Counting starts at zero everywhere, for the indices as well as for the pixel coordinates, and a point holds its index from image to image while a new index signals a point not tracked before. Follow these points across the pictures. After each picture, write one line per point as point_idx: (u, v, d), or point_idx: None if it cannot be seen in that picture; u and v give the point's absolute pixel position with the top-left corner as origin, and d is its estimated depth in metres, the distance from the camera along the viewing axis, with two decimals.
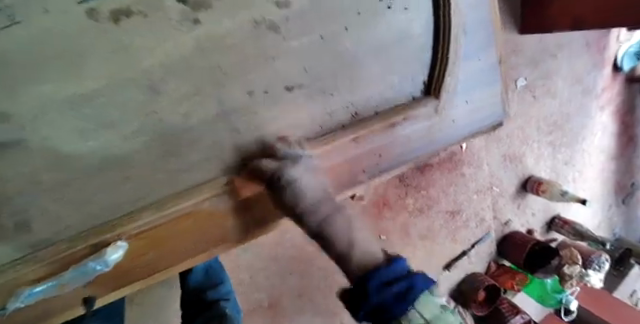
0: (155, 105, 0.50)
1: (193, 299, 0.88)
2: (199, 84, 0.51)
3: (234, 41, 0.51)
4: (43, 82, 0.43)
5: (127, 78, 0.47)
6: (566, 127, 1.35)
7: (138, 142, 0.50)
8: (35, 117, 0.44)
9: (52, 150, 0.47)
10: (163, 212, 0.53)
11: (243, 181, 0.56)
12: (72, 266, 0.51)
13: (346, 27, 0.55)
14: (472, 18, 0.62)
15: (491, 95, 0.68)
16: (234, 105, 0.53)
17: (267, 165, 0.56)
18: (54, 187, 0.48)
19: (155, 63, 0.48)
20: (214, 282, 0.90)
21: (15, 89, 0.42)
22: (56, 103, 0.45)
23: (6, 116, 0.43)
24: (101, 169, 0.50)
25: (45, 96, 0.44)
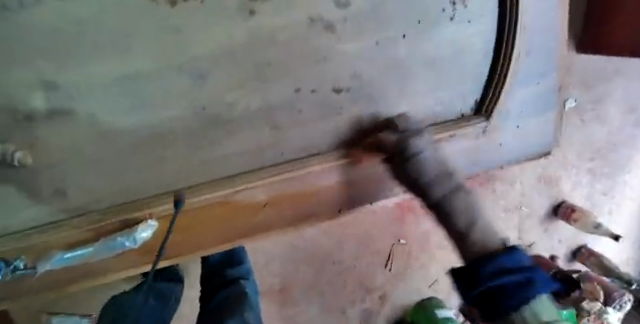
0: (200, 93, 0.49)
1: (211, 274, 0.90)
2: (246, 76, 0.50)
3: (287, 37, 0.49)
4: (92, 57, 0.44)
5: (176, 62, 0.47)
6: (610, 157, 1.28)
7: (178, 126, 0.50)
8: (81, 91, 0.45)
9: (94, 124, 0.47)
10: (196, 198, 0.53)
11: (277, 178, 0.55)
12: (102, 239, 0.53)
13: (404, 35, 0.53)
14: (537, 41, 0.59)
15: (543, 123, 0.64)
16: (278, 101, 0.52)
17: (303, 164, 0.56)
18: (92, 160, 0.49)
19: (205, 50, 0.47)
20: (233, 261, 0.91)
21: (65, 61, 0.43)
22: (102, 80, 0.45)
23: (54, 85, 0.43)
24: (139, 148, 0.50)
25: (93, 71, 0.44)
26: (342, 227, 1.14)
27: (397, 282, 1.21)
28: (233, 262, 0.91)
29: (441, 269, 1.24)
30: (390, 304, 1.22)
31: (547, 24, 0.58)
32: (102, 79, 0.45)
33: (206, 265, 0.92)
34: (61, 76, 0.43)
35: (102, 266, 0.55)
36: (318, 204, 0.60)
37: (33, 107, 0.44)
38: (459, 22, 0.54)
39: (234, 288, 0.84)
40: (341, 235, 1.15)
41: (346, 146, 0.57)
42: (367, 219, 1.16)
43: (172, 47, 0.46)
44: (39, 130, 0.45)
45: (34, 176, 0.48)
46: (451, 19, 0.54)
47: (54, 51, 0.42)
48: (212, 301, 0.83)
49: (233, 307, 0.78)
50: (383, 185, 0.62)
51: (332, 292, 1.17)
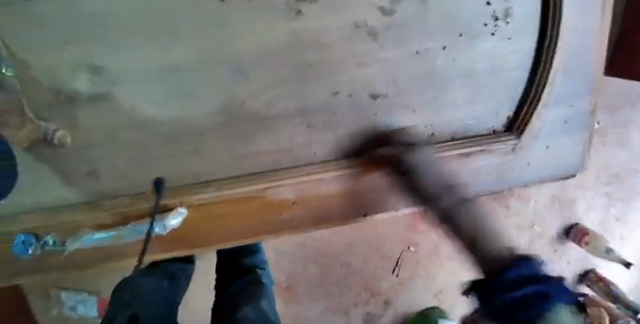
0: (240, 88, 0.50)
1: (227, 259, 0.93)
2: (286, 76, 0.50)
3: (329, 40, 0.50)
4: (135, 44, 0.45)
5: (218, 57, 0.48)
6: (628, 182, 1.27)
7: (215, 119, 0.51)
8: (123, 76, 0.47)
9: (134, 110, 0.49)
10: (225, 191, 0.54)
11: (305, 177, 0.56)
12: (131, 223, 0.53)
13: (444, 47, 0.53)
14: (576, 63, 0.58)
15: (571, 145, 0.64)
16: (315, 102, 0.53)
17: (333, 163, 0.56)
18: (129, 145, 0.51)
19: (249, 47, 0.48)
20: (250, 250, 0.95)
21: (111, 45, 0.45)
22: (143, 68, 0.47)
23: (98, 69, 0.46)
24: (175, 137, 0.51)
25: (135, 58, 0.46)
26: (353, 229, 1.15)
27: (402, 289, 1.21)
28: (249, 252, 0.94)
29: (447, 280, 1.23)
30: (393, 310, 1.22)
31: (586, 47, 0.58)
32: (145, 66, 0.47)
33: (222, 254, 0.94)
34: (106, 62, 0.45)
35: (128, 251, 0.56)
36: (345, 209, 0.59)
37: (75, 88, 0.46)
38: (498, 38, 0.54)
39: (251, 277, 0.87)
40: (351, 237, 1.16)
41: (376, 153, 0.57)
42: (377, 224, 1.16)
43: (216, 43, 0.47)
44: (80, 110, 0.48)
45: (72, 154, 0.50)
46: (491, 34, 0.54)
47: (100, 34, 0.44)
48: (228, 289, 0.85)
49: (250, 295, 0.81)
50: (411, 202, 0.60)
51: (337, 293, 1.18)
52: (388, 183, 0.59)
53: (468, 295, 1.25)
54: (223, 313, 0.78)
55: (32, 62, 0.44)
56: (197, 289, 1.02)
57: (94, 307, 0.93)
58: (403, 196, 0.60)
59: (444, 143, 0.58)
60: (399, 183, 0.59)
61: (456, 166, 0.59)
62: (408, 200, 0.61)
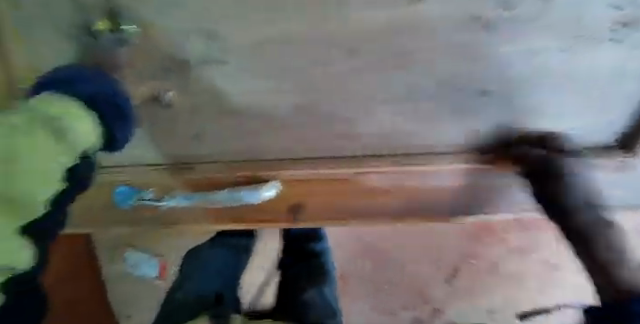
0: (344, 69, 0.50)
1: (293, 243, 0.95)
2: (391, 62, 0.49)
3: (441, 30, 0.46)
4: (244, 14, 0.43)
5: (326, 36, 0.46)
6: None
7: (315, 96, 0.52)
8: (229, 45, 0.46)
9: (236, 78, 0.50)
10: (320, 169, 0.60)
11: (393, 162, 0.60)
12: (229, 187, 0.58)
13: (563, 50, 0.49)
14: None
15: None
16: (416, 90, 0.52)
17: (422, 153, 0.60)
18: (230, 111, 0.53)
19: (356, 28, 0.45)
20: (315, 236, 0.95)
21: (216, 16, 0.43)
22: (249, 39, 0.46)
23: (215, 34, 0.45)
24: (275, 110, 0.54)
25: (238, 29, 0.44)
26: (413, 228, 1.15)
27: (455, 301, 1.15)
28: (313, 239, 0.94)
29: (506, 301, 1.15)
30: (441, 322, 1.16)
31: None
32: (255, 39, 0.46)
33: (288, 235, 0.97)
34: (216, 29, 0.45)
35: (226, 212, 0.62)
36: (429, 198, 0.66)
37: (185, 52, 0.47)
38: (621, 47, 0.48)
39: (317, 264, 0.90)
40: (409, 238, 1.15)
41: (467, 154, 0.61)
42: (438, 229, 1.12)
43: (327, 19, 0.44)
44: (189, 73, 0.50)
45: (178, 114, 0.53)
46: (609, 41, 0.48)
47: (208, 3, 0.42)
48: (290, 270, 0.90)
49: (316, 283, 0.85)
50: (487, 200, 0.68)
51: (387, 295, 1.14)
52: (477, 179, 0.65)
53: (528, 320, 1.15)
54: (291, 296, 0.82)
55: (152, 25, 0.44)
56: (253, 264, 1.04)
57: (156, 267, 0.96)
58: (481, 194, 0.67)
59: (533, 150, 0.60)
60: (485, 182, 0.65)
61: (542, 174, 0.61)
62: (487, 199, 0.68)
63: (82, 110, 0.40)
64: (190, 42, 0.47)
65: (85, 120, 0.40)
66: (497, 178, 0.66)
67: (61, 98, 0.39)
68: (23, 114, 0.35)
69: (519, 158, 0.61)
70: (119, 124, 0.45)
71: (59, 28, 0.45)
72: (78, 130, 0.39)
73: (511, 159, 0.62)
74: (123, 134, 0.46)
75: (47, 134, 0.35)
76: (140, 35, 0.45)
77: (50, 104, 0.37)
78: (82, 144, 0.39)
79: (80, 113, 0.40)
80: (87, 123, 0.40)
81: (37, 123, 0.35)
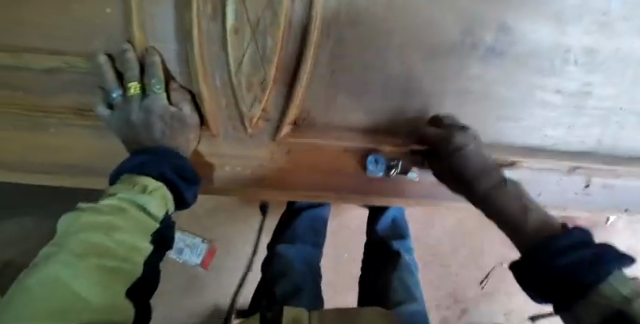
0: (592, 80, 0.58)
1: (377, 241, 1.03)
2: (631, 79, 0.58)
3: None
4: (542, 20, 0.51)
5: (590, 50, 0.55)
6: None
7: (559, 98, 0.60)
8: (518, 41, 0.53)
9: (509, 70, 0.57)
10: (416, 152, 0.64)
11: (579, 166, 0.65)
12: None
13: None
14: None
15: None
16: (637, 107, 0.61)
17: (609, 155, 0.66)
18: (486, 97, 0.59)
19: (614, 50, 0.55)
20: (397, 234, 1.03)
21: (521, 15, 0.51)
22: (537, 40, 0.53)
23: (507, 29, 0.52)
24: (521, 104, 0.60)
25: (536, 30, 0.52)
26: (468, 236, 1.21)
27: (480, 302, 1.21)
28: (397, 235, 1.03)
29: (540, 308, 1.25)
30: None
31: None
32: (537, 39, 0.53)
33: (373, 234, 1.04)
34: (515, 23, 0.51)
35: None
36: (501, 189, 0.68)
37: (481, 38, 0.53)
38: None
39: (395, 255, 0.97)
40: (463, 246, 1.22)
41: (628, 161, 0.66)
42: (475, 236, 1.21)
43: (602, 39, 0.53)
44: (473, 59, 0.55)
45: (441, 93, 0.59)
46: None
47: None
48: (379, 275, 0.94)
49: (397, 270, 0.93)
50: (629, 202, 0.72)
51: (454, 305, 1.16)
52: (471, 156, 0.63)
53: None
54: (377, 283, 0.92)
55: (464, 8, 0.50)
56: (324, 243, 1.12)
57: (200, 254, 1.02)
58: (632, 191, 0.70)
59: None
60: (624, 186, 0.69)
61: None
62: (630, 195, 0.70)
63: (158, 185, 0.46)
64: (486, 32, 0.52)
65: (160, 191, 0.46)
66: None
67: (136, 179, 0.45)
68: (111, 204, 0.41)
69: None
70: (184, 184, 0.50)
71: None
72: (153, 201, 0.44)
73: None
74: (191, 193, 0.52)
75: (138, 215, 0.42)
76: (445, 16, 0.51)
77: (125, 187, 0.44)
78: (157, 212, 0.44)
79: (157, 184, 0.46)
80: (162, 194, 0.46)
81: (118, 211, 0.40)
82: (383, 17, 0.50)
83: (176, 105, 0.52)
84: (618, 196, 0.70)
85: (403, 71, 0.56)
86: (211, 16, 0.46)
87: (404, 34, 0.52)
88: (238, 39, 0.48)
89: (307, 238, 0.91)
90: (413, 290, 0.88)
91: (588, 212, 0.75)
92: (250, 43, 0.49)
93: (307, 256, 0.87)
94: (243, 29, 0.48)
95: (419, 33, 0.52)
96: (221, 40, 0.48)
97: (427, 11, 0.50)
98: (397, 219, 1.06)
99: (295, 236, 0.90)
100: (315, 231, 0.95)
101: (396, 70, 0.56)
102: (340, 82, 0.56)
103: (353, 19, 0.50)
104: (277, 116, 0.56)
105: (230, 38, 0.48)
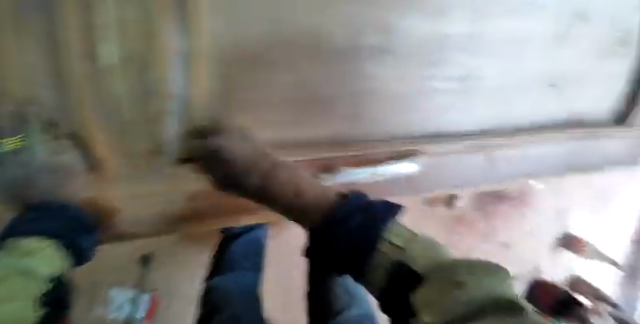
0: (472, 63, 0.64)
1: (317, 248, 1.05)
2: (503, 57, 0.65)
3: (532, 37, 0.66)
4: (412, 17, 0.58)
5: (461, 36, 0.61)
6: None
7: (449, 85, 0.64)
8: (398, 38, 0.58)
9: (398, 65, 0.60)
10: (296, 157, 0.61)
11: (479, 143, 0.68)
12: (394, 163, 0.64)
13: (596, 56, 0.73)
14: None
15: None
16: (515, 81, 0.68)
17: (505, 129, 0.71)
18: (384, 95, 0.61)
19: (480, 33, 0.62)
20: None
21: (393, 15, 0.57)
22: (413, 35, 0.59)
23: (385, 28, 0.57)
24: (418, 95, 0.63)
25: (410, 26, 0.58)
26: None
27: None
28: None
29: None
30: None
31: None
32: (413, 33, 0.59)
33: None
34: (391, 22, 0.57)
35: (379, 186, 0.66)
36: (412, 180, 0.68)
37: (363, 39, 0.56)
38: (624, 56, 0.75)
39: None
40: None
41: (522, 131, 0.72)
42: None
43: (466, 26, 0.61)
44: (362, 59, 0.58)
45: (338, 97, 0.59)
46: (621, 53, 0.74)
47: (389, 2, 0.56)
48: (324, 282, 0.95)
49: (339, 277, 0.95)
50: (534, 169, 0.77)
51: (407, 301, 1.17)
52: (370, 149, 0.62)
53: None
54: (321, 292, 0.93)
55: (342, 13, 0.54)
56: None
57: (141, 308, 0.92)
58: (532, 159, 0.75)
59: (562, 126, 0.75)
60: (525, 155, 0.74)
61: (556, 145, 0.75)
62: (531, 163, 0.76)
63: (44, 245, 0.44)
64: (367, 34, 0.56)
65: (47, 251, 0.43)
66: (542, 150, 0.75)
67: (18, 242, 0.42)
68: None
69: (553, 135, 0.73)
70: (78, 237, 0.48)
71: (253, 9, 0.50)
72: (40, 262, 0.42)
73: (545, 134, 0.73)
74: (89, 243, 0.50)
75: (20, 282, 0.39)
76: (326, 24, 0.54)
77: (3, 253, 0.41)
78: (46, 273, 0.42)
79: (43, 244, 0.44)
80: (50, 253, 0.43)
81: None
82: (268, 32, 0.51)
83: (62, 155, 0.49)
84: (519, 167, 0.75)
85: (295, 83, 0.56)
86: (83, 56, 0.45)
87: (290, 44, 0.53)
88: (118, 76, 0.48)
89: (245, 264, 0.92)
90: (355, 294, 0.91)
91: (495, 187, 0.80)
92: (132, 79, 0.48)
93: (247, 281, 0.87)
94: (122, 65, 0.47)
95: (305, 43, 0.54)
96: (101, 79, 0.47)
97: (308, 21, 0.53)
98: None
99: (235, 264, 0.90)
100: (255, 253, 0.95)
101: (289, 83, 0.56)
102: (237, 103, 0.55)
103: (234, 39, 0.51)
104: (175, 148, 0.54)
105: (109, 76, 0.47)
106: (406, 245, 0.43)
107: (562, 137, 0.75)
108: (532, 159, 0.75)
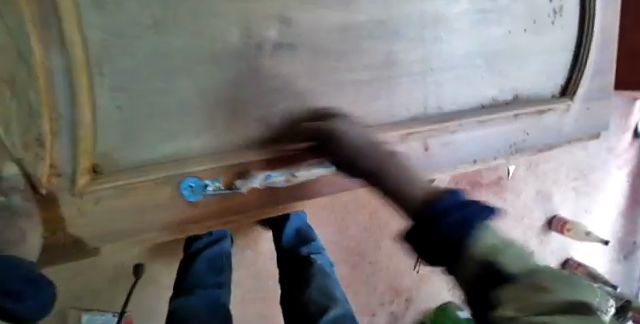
0: (390, 49, 0.62)
1: (287, 252, 1.04)
2: (422, 40, 0.64)
3: (449, 17, 0.65)
4: (315, 9, 0.57)
5: (373, 22, 0.60)
6: (591, 177, 1.37)
7: (370, 74, 0.62)
8: (307, 33, 0.57)
9: (312, 59, 0.58)
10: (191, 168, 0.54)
11: (411, 129, 0.64)
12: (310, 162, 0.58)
13: (525, 29, 0.71)
14: (601, 45, 0.77)
15: (600, 108, 0.81)
16: (442, 64, 0.66)
17: (442, 114, 0.67)
18: (300, 92, 0.59)
19: (392, 18, 0.62)
20: (304, 240, 1.07)
21: (292, 10, 0.55)
22: (318, 25, 0.57)
23: (288, 22, 0.56)
24: (338, 87, 0.61)
25: (313, 19, 0.57)
26: (380, 227, 1.25)
27: (402, 280, 1.30)
28: (304, 241, 1.06)
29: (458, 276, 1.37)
30: (414, 307, 1.33)
31: (610, 48, 0.78)
32: (319, 25, 0.57)
33: (280, 247, 1.06)
34: (293, 17, 0.55)
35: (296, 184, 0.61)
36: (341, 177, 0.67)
37: (266, 36, 0.55)
38: (555, 26, 0.73)
39: (310, 264, 0.99)
40: (378, 239, 1.26)
41: (458, 114, 0.68)
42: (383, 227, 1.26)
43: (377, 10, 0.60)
44: (267, 57, 0.56)
45: (246, 101, 0.56)
46: (551, 23, 0.73)
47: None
48: (298, 284, 0.96)
49: (314, 280, 0.95)
50: (486, 152, 0.72)
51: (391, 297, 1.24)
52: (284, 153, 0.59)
53: None
54: (296, 296, 0.92)
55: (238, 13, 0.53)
56: (246, 274, 1.13)
57: None
58: (479, 143, 0.70)
59: (504, 104, 0.71)
60: (465, 140, 0.69)
61: (501, 125, 0.71)
62: (481, 148, 0.71)
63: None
64: (269, 30, 0.55)
65: None
66: (488, 130, 0.70)
67: None
68: None
69: (493, 115, 0.69)
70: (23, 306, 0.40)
71: (143, 18, 0.49)
72: None
73: (485, 114, 0.69)
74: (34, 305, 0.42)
75: None
76: (224, 25, 0.53)
77: None
78: None
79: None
80: None
81: None
82: (151, 40, 0.50)
83: None
84: (466, 153, 0.70)
85: (192, 89, 0.54)
86: None
87: (187, 49, 0.52)
88: None
89: (207, 281, 0.91)
90: (333, 293, 0.92)
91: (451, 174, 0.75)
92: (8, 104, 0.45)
93: (210, 298, 0.86)
94: None
95: (195, 46, 0.52)
96: None
97: (201, 25, 0.52)
98: (302, 228, 1.10)
99: (197, 282, 0.89)
100: (217, 268, 0.95)
101: (185, 89, 0.53)
102: (136, 116, 0.52)
103: (127, 51, 0.49)
104: (70, 169, 0.49)
105: None
106: (500, 253, 0.32)
107: (507, 112, 0.70)
108: (477, 143, 0.70)
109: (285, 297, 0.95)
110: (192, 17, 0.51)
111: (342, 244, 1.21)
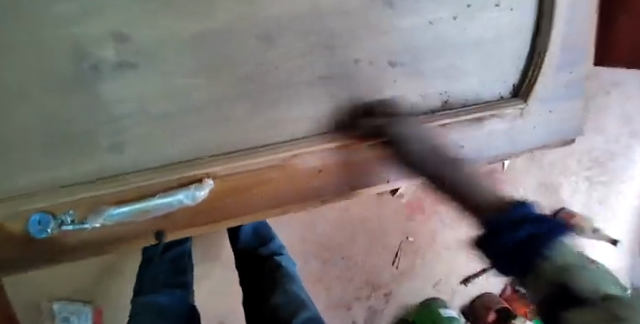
0: (266, 58, 0.51)
1: (244, 254, 1.01)
2: (311, 43, 0.52)
3: (347, 10, 0.52)
4: (155, 18, 0.46)
5: (239, 27, 0.49)
6: (608, 166, 1.19)
7: (245, 89, 0.52)
8: (151, 49, 0.47)
9: (162, 78, 0.49)
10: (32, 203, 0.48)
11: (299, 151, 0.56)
12: (162, 192, 0.53)
13: (455, 17, 0.55)
14: (574, 29, 0.59)
15: (571, 108, 0.65)
16: (340, 70, 0.55)
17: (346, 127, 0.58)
18: (153, 117, 0.50)
19: (265, 19, 0.50)
20: (264, 239, 1.03)
21: (124, 24, 0.45)
22: (160, 36, 0.47)
23: (124, 37, 0.46)
24: (203, 108, 0.51)
25: (153, 29, 0.46)
26: (353, 220, 1.20)
27: (380, 274, 1.24)
28: (263, 240, 1.03)
29: (445, 270, 1.28)
30: (393, 302, 1.25)
31: (584, 34, 0.60)
32: (161, 36, 0.47)
33: (238, 247, 1.02)
34: (129, 32, 0.46)
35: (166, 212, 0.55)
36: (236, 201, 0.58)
37: (101, 56, 0.46)
38: (501, 9, 0.57)
39: (273, 264, 0.95)
40: (353, 232, 1.20)
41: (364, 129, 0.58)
42: (358, 221, 1.20)
43: (244, 11, 0.49)
44: (104, 82, 0.47)
45: (95, 130, 0.49)
46: (495, 6, 0.56)
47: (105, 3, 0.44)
48: (260, 287, 0.91)
49: (279, 283, 0.90)
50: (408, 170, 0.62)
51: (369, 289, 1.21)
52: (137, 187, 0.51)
53: (465, 284, 1.29)
54: (260, 303, 0.87)
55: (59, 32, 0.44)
56: (209, 267, 1.13)
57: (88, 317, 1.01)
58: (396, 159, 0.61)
59: (428, 114, 0.59)
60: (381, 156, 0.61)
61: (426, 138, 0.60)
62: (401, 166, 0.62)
63: None
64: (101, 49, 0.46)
65: None
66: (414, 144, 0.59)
67: None
68: None
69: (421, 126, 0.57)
70: None
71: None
72: None
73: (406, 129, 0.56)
74: None
75: None
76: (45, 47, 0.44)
77: None
78: None
79: None
80: None
81: None
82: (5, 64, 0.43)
83: None
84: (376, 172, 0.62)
85: (34, 119, 0.46)
86: None
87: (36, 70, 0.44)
88: None
89: (173, 283, 0.92)
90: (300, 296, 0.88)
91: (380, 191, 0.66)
92: None
93: (177, 298, 0.87)
94: None
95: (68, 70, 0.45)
96: None
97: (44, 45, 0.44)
98: (260, 227, 1.05)
99: (155, 286, 0.90)
100: (177, 270, 0.95)
101: (27, 122, 0.46)
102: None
103: None
104: None
105: None
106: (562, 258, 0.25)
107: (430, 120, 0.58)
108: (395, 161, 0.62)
109: (250, 303, 0.90)
110: (44, 40, 0.43)
111: (311, 238, 1.17)
